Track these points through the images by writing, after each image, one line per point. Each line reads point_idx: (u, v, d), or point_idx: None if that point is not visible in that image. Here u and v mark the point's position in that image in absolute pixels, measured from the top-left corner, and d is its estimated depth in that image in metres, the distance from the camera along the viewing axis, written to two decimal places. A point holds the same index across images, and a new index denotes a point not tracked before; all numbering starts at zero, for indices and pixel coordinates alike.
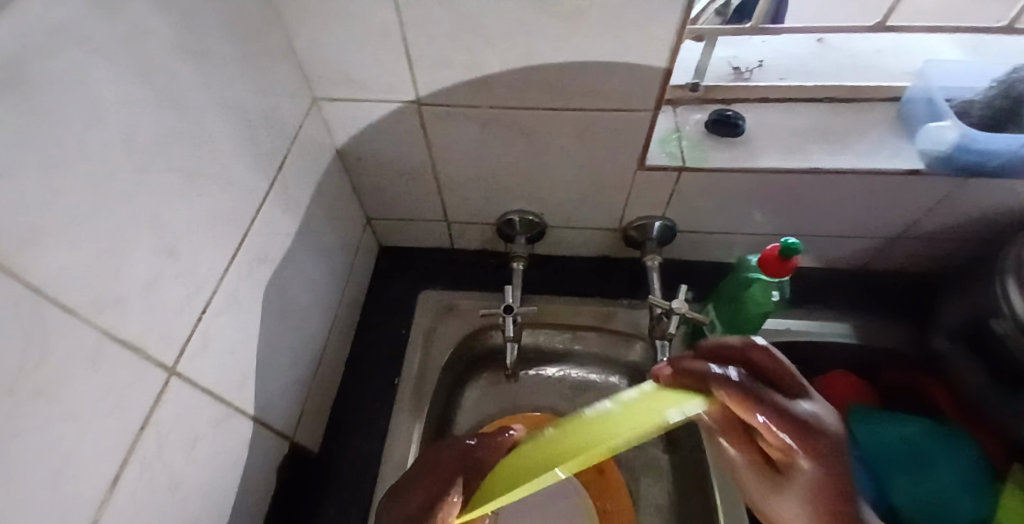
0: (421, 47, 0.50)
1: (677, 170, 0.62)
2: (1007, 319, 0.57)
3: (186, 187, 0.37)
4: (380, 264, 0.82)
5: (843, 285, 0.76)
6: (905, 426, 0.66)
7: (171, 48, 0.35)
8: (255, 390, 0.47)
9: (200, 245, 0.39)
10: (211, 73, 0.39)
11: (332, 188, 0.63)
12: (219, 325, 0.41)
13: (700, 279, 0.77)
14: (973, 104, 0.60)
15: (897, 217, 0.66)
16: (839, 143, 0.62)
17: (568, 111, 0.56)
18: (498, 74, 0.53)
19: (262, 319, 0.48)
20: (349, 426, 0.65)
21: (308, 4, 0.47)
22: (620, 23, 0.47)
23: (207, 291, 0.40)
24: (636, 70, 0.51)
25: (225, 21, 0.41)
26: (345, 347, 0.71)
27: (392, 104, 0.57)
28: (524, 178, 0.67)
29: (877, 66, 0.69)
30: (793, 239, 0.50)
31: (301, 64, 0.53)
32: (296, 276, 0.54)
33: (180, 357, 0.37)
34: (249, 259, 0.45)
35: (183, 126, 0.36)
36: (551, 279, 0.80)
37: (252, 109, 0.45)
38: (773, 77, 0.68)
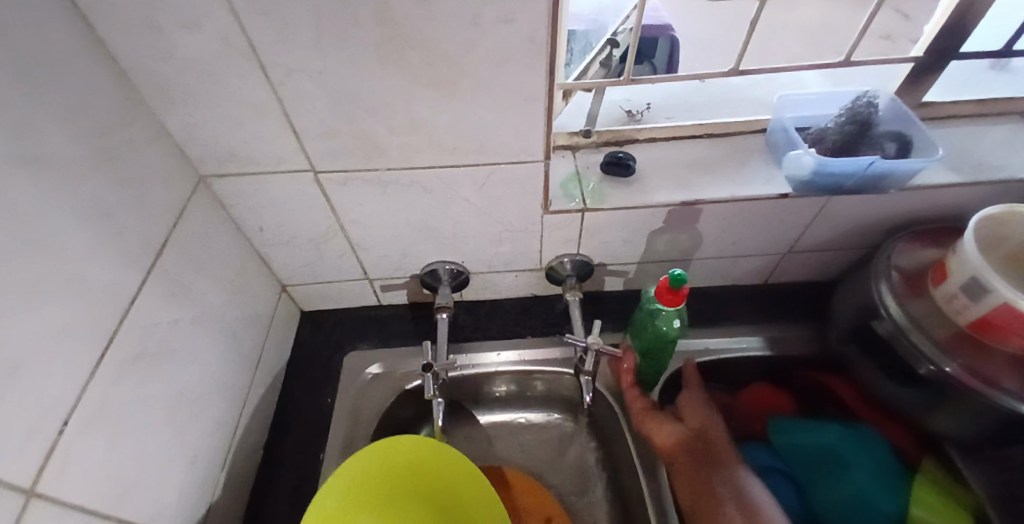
0: (304, 120, 0.50)
1: (579, 212, 0.65)
2: (887, 319, 0.62)
3: (32, 295, 0.34)
4: (302, 330, 0.79)
5: (752, 299, 0.81)
6: (821, 432, 0.68)
7: (6, 156, 0.33)
8: (142, 498, 0.44)
9: (55, 356, 0.36)
10: (60, 172, 0.38)
11: (233, 263, 0.61)
12: (88, 435, 0.38)
13: (623, 309, 0.80)
14: (827, 130, 0.65)
15: (785, 236, 0.71)
16: (721, 173, 0.67)
17: (464, 168, 0.58)
18: (388, 140, 0.53)
19: (148, 418, 0.45)
20: (271, 515, 0.62)
21: (176, 90, 0.46)
22: (494, 87, 0.49)
23: (68, 403, 0.37)
24: (519, 126, 0.53)
25: (73, 117, 0.39)
26: (264, 427, 0.67)
27: (287, 174, 0.57)
28: (436, 232, 0.67)
29: (750, 100, 0.75)
30: (678, 271, 0.53)
31: (180, 145, 0.52)
32: (191, 363, 0.51)
33: (38, 479, 0.34)
34: (123, 358, 0.42)
35: (22, 234, 0.34)
36: (481, 325, 0.80)
37: (115, 200, 0.43)
38: (659, 116, 0.74)
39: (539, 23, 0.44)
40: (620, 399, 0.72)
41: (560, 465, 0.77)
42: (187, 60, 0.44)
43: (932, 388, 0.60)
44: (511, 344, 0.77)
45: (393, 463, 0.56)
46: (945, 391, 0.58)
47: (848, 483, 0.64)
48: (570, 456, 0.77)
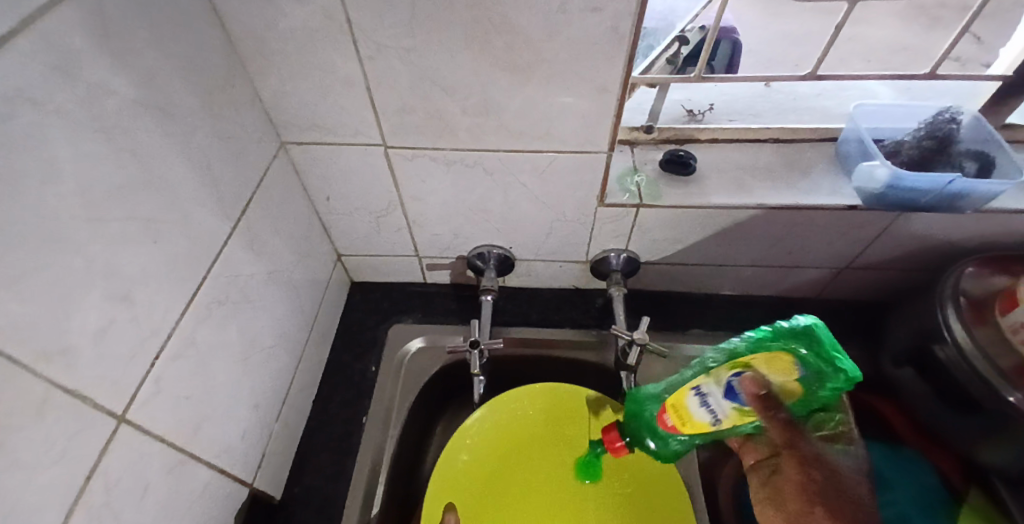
0: (384, 95, 0.52)
1: (635, 206, 0.65)
2: (949, 344, 0.60)
3: (144, 233, 0.38)
4: (351, 300, 0.82)
5: (803, 312, 0.80)
6: (862, 452, 0.70)
7: (134, 105, 0.37)
8: (211, 434, 0.47)
9: (156, 291, 0.39)
10: (176, 124, 0.41)
11: (300, 226, 0.64)
12: (174, 369, 0.42)
13: (666, 308, 0.80)
14: (904, 143, 0.63)
15: (845, 250, 0.70)
16: (783, 180, 0.66)
17: (529, 153, 0.59)
18: (460, 120, 0.55)
19: (224, 361, 0.48)
20: (314, 469, 0.65)
21: (273, 57, 0.49)
22: (570, 75, 0.50)
23: (161, 335, 0.40)
24: (588, 116, 0.54)
25: (188, 74, 0.42)
26: (313, 386, 0.71)
27: (359, 146, 0.59)
28: (492, 215, 0.69)
29: (818, 110, 0.74)
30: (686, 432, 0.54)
31: (268, 112, 0.55)
32: (260, 316, 0.55)
33: (131, 403, 0.38)
34: (208, 301, 0.46)
35: (143, 177, 0.37)
36: (523, 311, 0.82)
37: (214, 156, 0.46)
38: (723, 119, 0.73)
39: (626, 14, 0.44)
40: None
41: None
42: (288, 29, 0.47)
43: (994, 418, 0.57)
44: (550, 332, 0.78)
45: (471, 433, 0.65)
46: (1006, 422, 0.56)
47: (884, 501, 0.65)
48: None
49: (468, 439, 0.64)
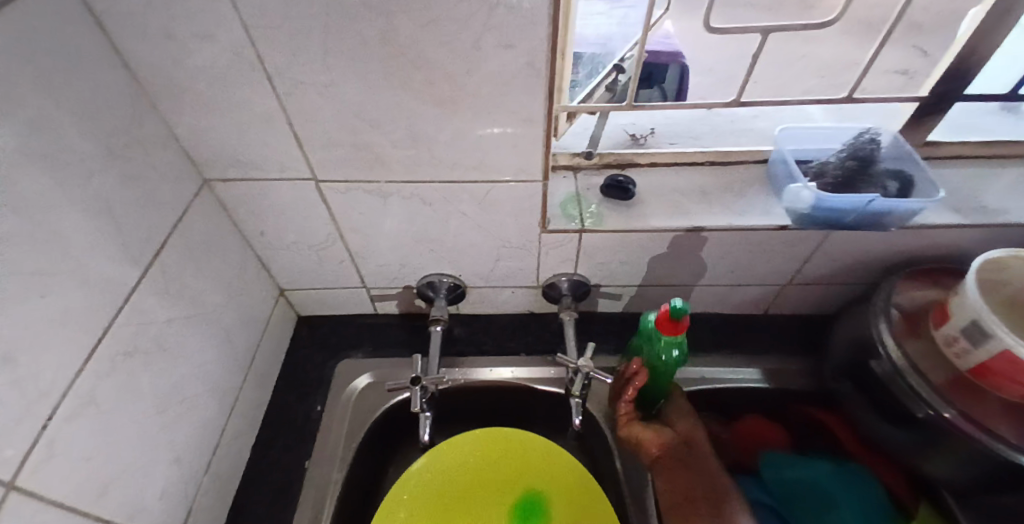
0: (308, 130, 0.51)
1: (577, 232, 0.65)
2: (883, 359, 0.61)
3: (29, 289, 0.35)
4: (297, 335, 0.80)
5: (752, 329, 0.81)
6: (814, 467, 0.67)
7: (14, 154, 0.34)
8: (122, 495, 0.44)
9: (45, 349, 0.37)
10: (69, 171, 0.39)
11: (231, 264, 0.62)
12: (73, 430, 0.39)
13: (618, 331, 0.80)
14: (829, 164, 0.65)
15: (785, 267, 0.71)
16: (720, 201, 0.67)
17: (464, 183, 0.58)
18: (389, 153, 0.54)
19: (136, 415, 0.46)
20: (252, 520, 0.61)
21: (186, 95, 0.48)
22: (494, 107, 0.50)
23: (55, 396, 0.37)
24: (518, 147, 0.54)
25: (85, 117, 0.40)
26: (252, 430, 0.67)
27: (289, 181, 0.58)
28: (435, 244, 0.68)
29: (754, 132, 0.76)
30: (679, 301, 0.54)
31: (188, 150, 0.53)
32: (182, 363, 0.52)
33: (20, 470, 0.35)
34: (115, 354, 0.43)
35: (25, 229, 0.35)
36: (476, 339, 0.80)
37: (120, 200, 0.44)
38: (663, 142, 0.74)
39: (541, 48, 0.45)
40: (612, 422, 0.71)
41: None
42: (199, 68, 0.45)
43: (926, 432, 0.58)
44: (502, 360, 0.77)
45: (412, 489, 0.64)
46: (938, 436, 0.57)
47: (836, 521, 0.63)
48: None
49: (406, 494, 0.64)
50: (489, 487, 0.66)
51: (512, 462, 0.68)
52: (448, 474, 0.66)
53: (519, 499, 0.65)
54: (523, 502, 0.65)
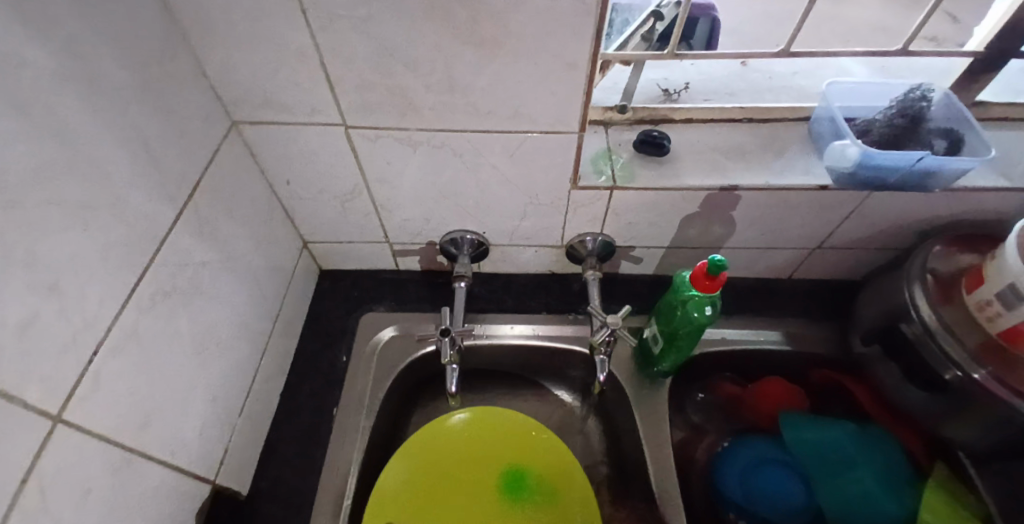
0: (341, 71, 0.50)
1: (609, 188, 0.63)
2: (916, 323, 0.61)
3: (73, 221, 0.35)
4: (320, 289, 0.79)
5: (777, 293, 0.80)
6: (829, 429, 0.69)
7: (51, 77, 0.33)
8: (165, 430, 0.45)
9: (90, 282, 0.36)
10: (106, 101, 0.38)
11: (258, 211, 0.61)
12: (117, 364, 0.39)
13: (643, 292, 0.79)
14: (875, 122, 0.63)
15: (818, 229, 0.69)
16: (758, 160, 0.65)
17: (496, 132, 0.57)
18: (421, 98, 0.53)
19: (174, 354, 0.46)
20: (282, 462, 0.63)
21: (216, 29, 0.46)
22: (535, 49, 0.48)
23: (99, 328, 0.37)
24: (556, 95, 0.52)
25: (118, 45, 0.39)
26: (279, 377, 0.68)
27: (318, 126, 0.56)
28: (463, 199, 0.67)
29: (793, 89, 0.73)
30: (719, 257, 0.53)
31: (217, 89, 0.51)
32: (215, 307, 0.52)
33: (68, 402, 0.35)
34: (153, 292, 0.43)
35: (64, 158, 0.34)
36: (498, 297, 0.80)
37: (154, 135, 0.43)
38: (697, 98, 0.72)
39: None
40: (636, 381, 0.72)
41: (568, 441, 0.77)
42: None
43: (956, 396, 0.59)
44: (524, 318, 0.77)
45: (431, 448, 0.66)
46: (967, 397, 0.57)
47: (856, 478, 0.65)
48: (579, 431, 0.78)
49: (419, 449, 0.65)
50: (483, 452, 0.67)
51: (500, 430, 0.68)
52: (456, 434, 0.67)
53: (514, 466, 0.66)
54: (518, 468, 0.66)
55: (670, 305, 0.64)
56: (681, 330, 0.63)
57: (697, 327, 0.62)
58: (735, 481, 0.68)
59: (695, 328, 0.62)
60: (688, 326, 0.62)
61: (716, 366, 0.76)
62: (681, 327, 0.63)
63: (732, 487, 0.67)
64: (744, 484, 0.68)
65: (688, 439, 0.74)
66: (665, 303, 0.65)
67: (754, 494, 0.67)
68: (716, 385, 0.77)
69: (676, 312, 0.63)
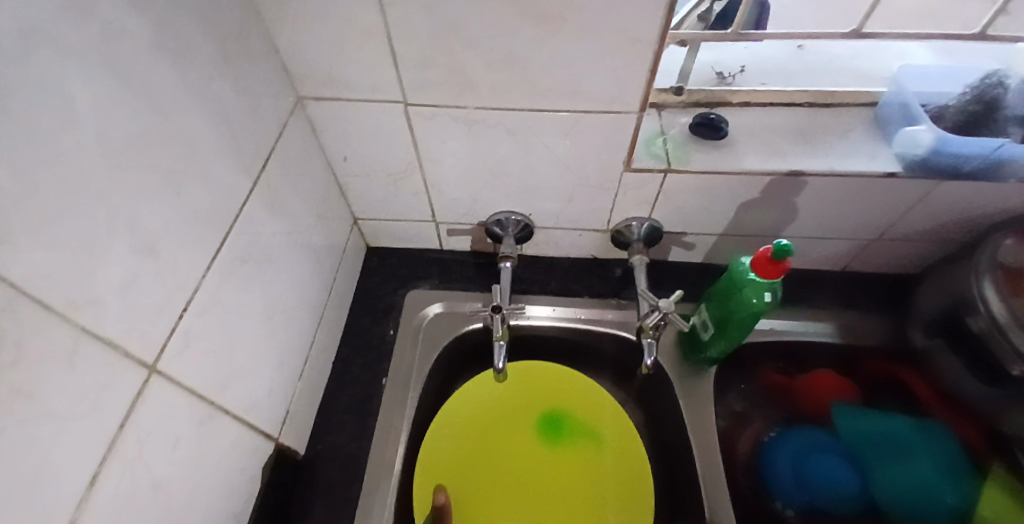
0: (406, 47, 0.50)
1: (663, 171, 0.63)
2: (983, 316, 0.59)
3: (166, 185, 0.37)
4: (367, 266, 0.81)
5: (829, 284, 0.78)
6: (884, 422, 0.67)
7: (150, 46, 0.35)
8: (239, 390, 0.47)
9: (181, 245, 0.38)
10: (194, 71, 0.39)
11: (318, 187, 0.63)
12: (201, 324, 0.41)
13: (689, 279, 0.78)
14: (948, 108, 0.62)
15: (879, 219, 0.67)
16: (820, 145, 0.63)
17: (554, 112, 0.56)
18: (482, 75, 0.53)
19: (247, 319, 0.48)
20: (336, 429, 0.65)
21: (289, 3, 0.47)
22: (601, 25, 0.47)
23: (188, 289, 0.39)
24: (618, 72, 0.52)
25: (206, 17, 0.40)
26: (332, 349, 0.70)
27: (378, 103, 0.57)
28: (514, 180, 0.67)
29: (856, 73, 0.70)
30: (785, 242, 0.53)
31: (285, 65, 0.53)
32: (281, 276, 0.54)
33: (161, 355, 0.37)
34: (231, 258, 0.45)
35: (159, 124, 0.36)
36: (541, 279, 0.80)
37: (234, 106, 0.45)
38: (755, 81, 0.69)
39: None
40: (682, 367, 0.72)
41: None
42: None
43: None
44: (568, 301, 0.77)
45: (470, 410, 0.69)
46: None
47: (912, 470, 0.64)
48: None
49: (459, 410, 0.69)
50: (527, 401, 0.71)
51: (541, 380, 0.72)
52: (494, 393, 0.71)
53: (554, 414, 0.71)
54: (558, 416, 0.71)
55: (725, 290, 0.63)
56: (734, 318, 0.62)
57: (751, 315, 0.61)
58: (785, 468, 0.67)
59: (750, 316, 0.61)
60: (741, 314, 0.61)
61: (761, 356, 0.75)
62: (734, 315, 0.62)
63: (779, 473, 0.67)
64: (794, 471, 0.67)
65: (732, 427, 0.73)
66: (720, 288, 0.64)
67: (804, 482, 0.66)
68: (762, 374, 0.76)
69: (730, 298, 0.62)
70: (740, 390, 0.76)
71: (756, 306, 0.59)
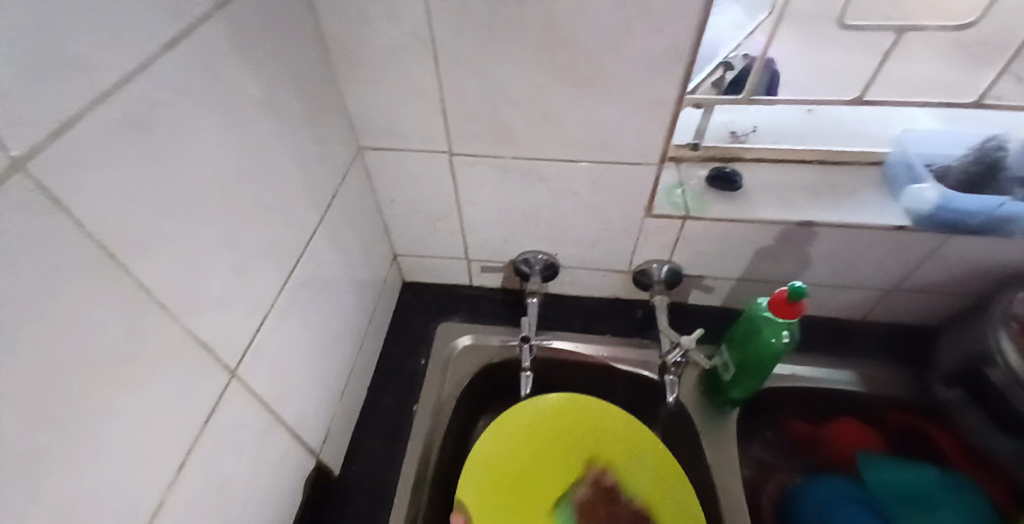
0: (457, 107, 0.58)
1: (682, 218, 0.68)
2: (1002, 368, 0.61)
3: (257, 214, 0.43)
4: (403, 299, 0.87)
5: (847, 333, 0.80)
6: (913, 472, 0.68)
7: (258, 103, 0.43)
8: (292, 404, 0.52)
9: (264, 269, 0.45)
10: (286, 123, 0.47)
11: (367, 225, 0.70)
12: (270, 339, 0.47)
13: (709, 322, 0.82)
14: (953, 168, 0.67)
15: (892, 270, 0.70)
16: (831, 200, 0.68)
17: (582, 163, 0.63)
18: (522, 130, 0.60)
19: (304, 339, 0.54)
20: (369, 452, 0.69)
21: (365, 71, 0.56)
22: (627, 89, 0.55)
23: (264, 307, 0.45)
24: (642, 129, 0.58)
25: (298, 82, 0.49)
26: (367, 376, 0.75)
27: (428, 153, 0.65)
28: (543, 223, 0.73)
29: (865, 135, 0.76)
30: (800, 283, 0.57)
31: (352, 118, 0.61)
32: (333, 302, 0.60)
33: (240, 363, 0.43)
34: (297, 284, 0.51)
35: (259, 166, 0.43)
36: (564, 317, 0.84)
37: (312, 153, 0.52)
38: (768, 140, 0.75)
39: (685, 34, 0.49)
40: (702, 408, 0.74)
41: None
42: (381, 46, 0.53)
43: None
44: (590, 339, 0.80)
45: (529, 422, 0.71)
46: None
47: (939, 521, 0.64)
48: None
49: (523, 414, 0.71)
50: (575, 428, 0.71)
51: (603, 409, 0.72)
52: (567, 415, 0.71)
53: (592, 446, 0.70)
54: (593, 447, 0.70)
55: (745, 331, 0.66)
56: (751, 360, 0.65)
57: (767, 355, 0.64)
58: (812, 516, 0.68)
59: (768, 356, 0.64)
60: (757, 354, 0.64)
61: (784, 402, 0.76)
62: (753, 357, 0.65)
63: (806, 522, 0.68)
64: (821, 519, 0.67)
65: (759, 476, 0.74)
66: (739, 328, 0.67)
67: None
68: (784, 422, 0.76)
69: (750, 338, 0.65)
70: (761, 437, 0.77)
71: (775, 346, 0.62)
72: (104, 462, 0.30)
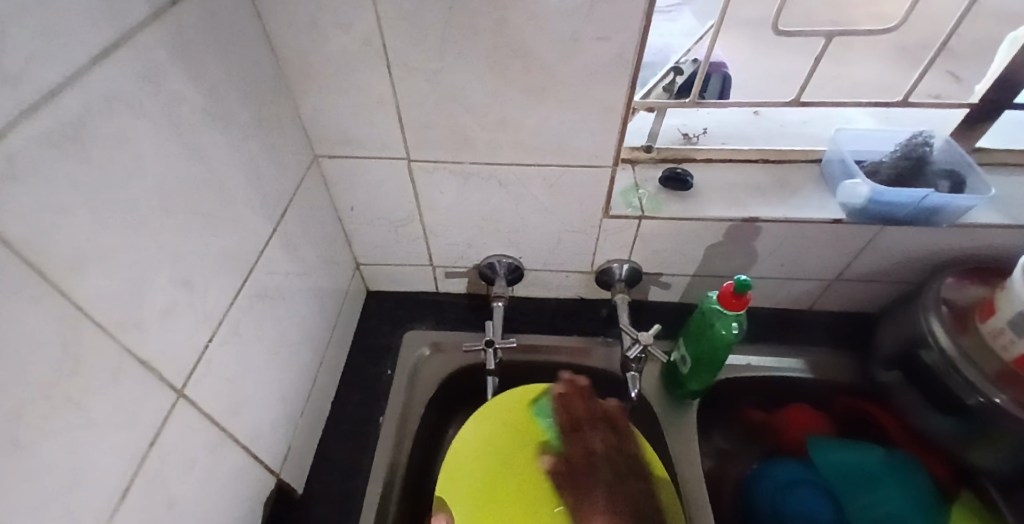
0: (412, 114, 0.59)
1: (637, 218, 0.70)
2: (935, 350, 0.65)
3: (203, 226, 0.42)
4: (367, 308, 0.86)
5: (799, 323, 0.83)
6: (859, 453, 0.71)
7: (202, 112, 0.42)
8: (246, 419, 0.51)
9: (212, 282, 0.44)
10: (234, 132, 0.47)
11: (326, 234, 0.69)
12: (221, 354, 0.46)
13: (669, 318, 0.84)
14: (883, 163, 0.71)
15: (835, 262, 0.74)
16: (776, 197, 0.71)
17: (539, 167, 0.64)
18: (477, 136, 0.61)
19: (260, 352, 0.53)
20: (332, 465, 0.68)
21: (318, 79, 0.56)
22: (578, 95, 0.56)
23: (214, 321, 0.44)
24: (594, 133, 0.60)
25: (246, 92, 0.48)
26: (330, 388, 0.74)
27: (385, 160, 0.65)
28: (503, 226, 0.73)
29: (807, 135, 0.80)
30: (744, 278, 0.60)
31: (306, 127, 0.61)
32: (291, 313, 0.59)
33: (188, 380, 0.42)
34: (250, 296, 0.50)
35: (204, 178, 0.42)
36: (530, 319, 0.85)
37: (263, 163, 0.52)
38: (716, 141, 0.78)
39: (630, 41, 0.51)
40: (662, 402, 0.76)
41: None
42: (333, 54, 0.53)
43: (975, 419, 0.62)
44: (555, 339, 0.82)
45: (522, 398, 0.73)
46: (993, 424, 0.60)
47: (883, 499, 0.67)
48: None
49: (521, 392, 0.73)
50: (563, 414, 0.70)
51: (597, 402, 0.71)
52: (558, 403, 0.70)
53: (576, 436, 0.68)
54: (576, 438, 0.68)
55: (696, 324, 0.69)
56: (704, 353, 0.68)
57: (718, 346, 0.66)
58: (765, 500, 0.70)
59: (718, 348, 0.66)
60: (708, 347, 0.67)
61: (742, 392, 0.79)
62: (705, 350, 0.67)
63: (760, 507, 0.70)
64: (774, 502, 0.70)
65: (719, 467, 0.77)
66: (691, 322, 0.70)
67: (782, 514, 0.69)
68: (741, 412, 0.80)
69: (701, 331, 0.68)
70: (725, 429, 0.80)
71: (724, 338, 0.65)
72: (38, 488, 0.28)
